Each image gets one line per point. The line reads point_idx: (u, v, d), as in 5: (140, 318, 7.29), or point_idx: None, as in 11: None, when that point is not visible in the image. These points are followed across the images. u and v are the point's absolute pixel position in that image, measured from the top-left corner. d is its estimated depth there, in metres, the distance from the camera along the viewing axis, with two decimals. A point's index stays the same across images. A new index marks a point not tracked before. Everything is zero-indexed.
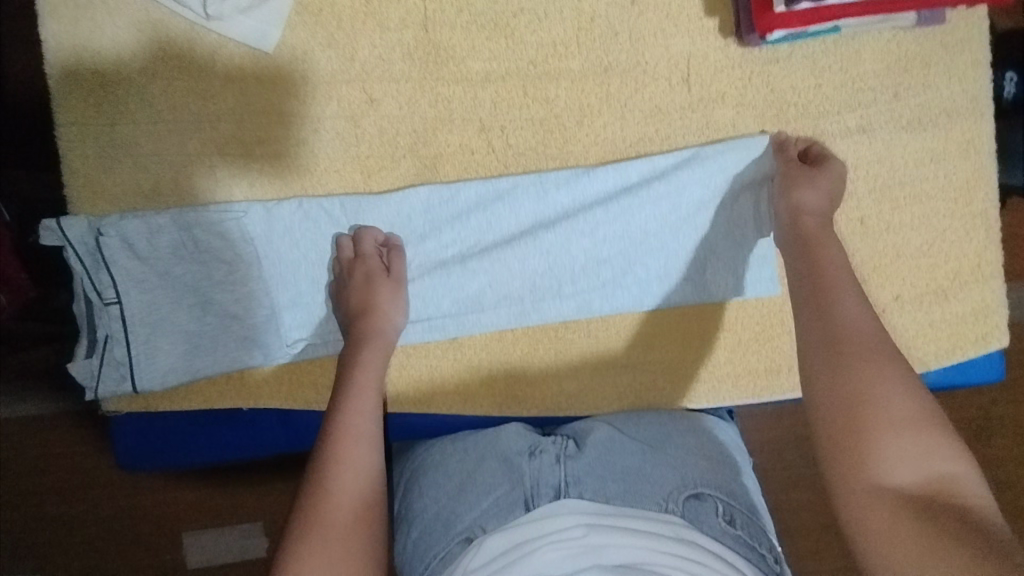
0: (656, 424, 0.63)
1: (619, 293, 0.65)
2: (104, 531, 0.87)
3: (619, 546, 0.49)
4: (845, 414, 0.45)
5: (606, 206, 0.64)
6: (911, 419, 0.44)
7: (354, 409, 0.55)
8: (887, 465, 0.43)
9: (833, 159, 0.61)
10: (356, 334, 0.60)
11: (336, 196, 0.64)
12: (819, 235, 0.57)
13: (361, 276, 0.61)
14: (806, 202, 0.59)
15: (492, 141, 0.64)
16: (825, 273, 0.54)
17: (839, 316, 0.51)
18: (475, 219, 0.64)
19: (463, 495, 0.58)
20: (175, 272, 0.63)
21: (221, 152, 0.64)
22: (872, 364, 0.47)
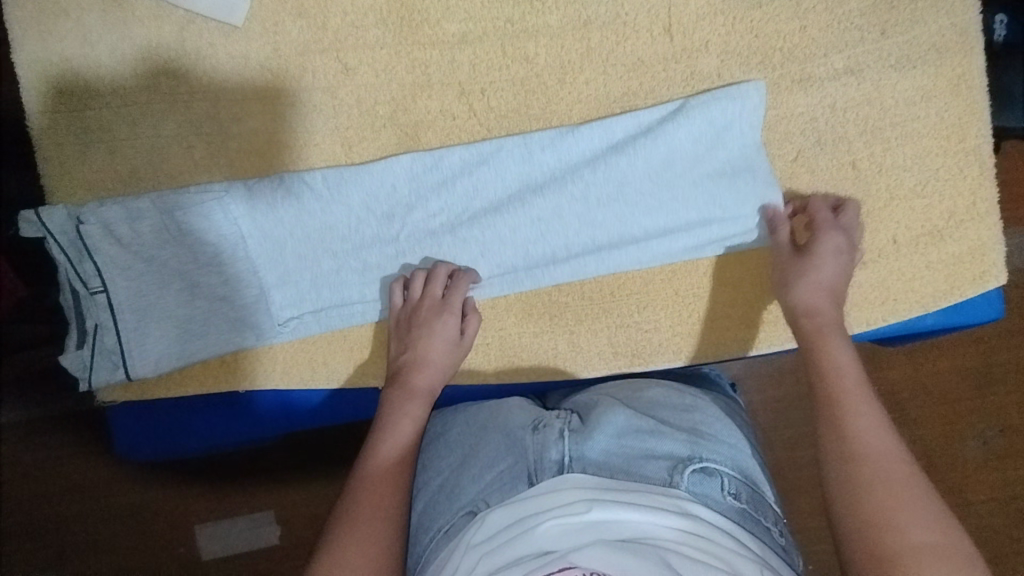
0: (660, 398, 0.63)
1: (614, 254, 0.63)
2: (114, 523, 0.88)
3: (620, 521, 0.49)
4: (870, 542, 0.47)
5: (595, 169, 0.62)
6: (936, 543, 0.46)
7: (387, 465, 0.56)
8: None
9: (824, 233, 0.60)
10: (411, 387, 0.60)
11: (317, 169, 0.63)
12: (831, 334, 0.58)
13: (438, 329, 0.61)
14: (819, 283, 0.60)
15: (473, 105, 0.63)
16: (840, 379, 0.55)
17: (857, 428, 0.52)
18: (460, 186, 0.62)
19: (467, 469, 0.60)
20: (160, 258, 0.62)
21: (198, 132, 0.63)
22: (895, 483, 0.49)
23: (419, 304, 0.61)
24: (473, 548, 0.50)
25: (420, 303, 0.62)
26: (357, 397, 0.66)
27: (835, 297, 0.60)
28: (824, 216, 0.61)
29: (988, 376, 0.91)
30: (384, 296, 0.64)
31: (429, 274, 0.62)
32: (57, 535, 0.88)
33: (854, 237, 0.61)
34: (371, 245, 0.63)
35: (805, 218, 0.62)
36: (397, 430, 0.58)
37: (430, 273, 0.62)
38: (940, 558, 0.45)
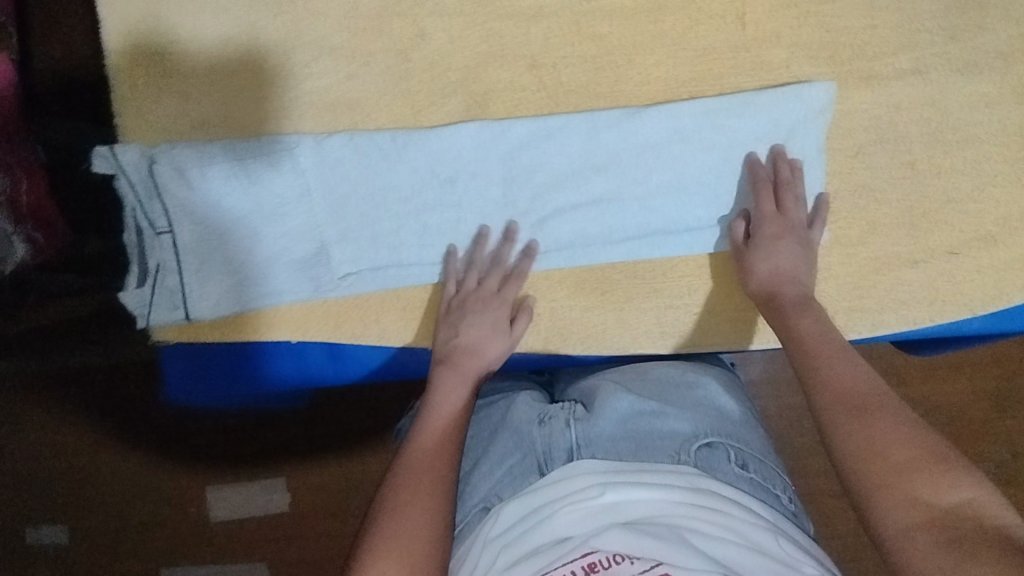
0: (664, 382, 0.64)
1: (670, 239, 0.65)
2: (141, 467, 0.96)
3: (634, 500, 0.50)
4: (862, 453, 0.48)
5: (658, 152, 0.63)
6: (921, 444, 0.47)
7: (438, 432, 0.56)
8: (913, 496, 0.45)
9: (762, 222, 0.62)
10: (458, 367, 0.61)
11: (386, 130, 0.64)
12: (796, 302, 0.60)
13: (492, 318, 0.63)
14: (782, 270, 0.61)
15: (542, 79, 0.63)
16: (809, 344, 0.57)
17: (831, 375, 0.54)
18: (523, 157, 0.64)
19: (477, 467, 0.61)
20: (223, 204, 0.63)
21: (271, 85, 0.64)
22: (876, 411, 0.50)
23: (472, 292, 0.64)
24: (491, 542, 0.51)
25: (472, 291, 0.64)
26: (405, 357, 0.67)
27: (800, 283, 0.61)
28: (766, 197, 0.62)
29: (990, 395, 0.96)
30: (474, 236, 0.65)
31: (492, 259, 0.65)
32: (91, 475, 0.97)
33: (795, 212, 0.62)
34: (432, 208, 0.65)
35: (778, 177, 0.63)
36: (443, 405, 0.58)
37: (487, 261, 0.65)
38: (927, 466, 0.46)
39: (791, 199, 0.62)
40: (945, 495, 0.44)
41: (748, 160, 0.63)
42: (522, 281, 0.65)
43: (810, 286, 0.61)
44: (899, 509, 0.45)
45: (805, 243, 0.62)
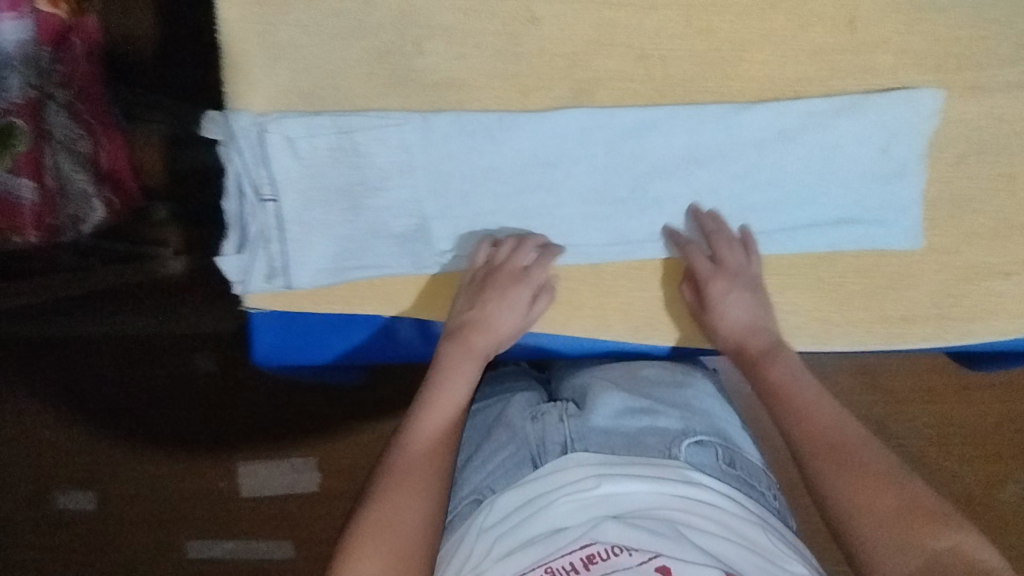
0: (655, 385, 0.67)
1: (766, 236, 0.65)
2: (193, 425, 1.05)
3: (629, 492, 0.53)
4: (846, 507, 0.52)
5: (761, 150, 0.64)
6: (898, 491, 0.52)
7: (435, 430, 0.58)
8: (906, 544, 0.49)
9: (709, 282, 0.64)
10: (468, 343, 0.63)
11: (492, 112, 0.64)
12: (765, 351, 0.63)
13: (511, 295, 0.64)
14: (731, 327, 0.64)
15: (650, 70, 0.64)
16: (785, 390, 0.60)
17: (816, 419, 0.57)
18: (626, 147, 0.64)
19: (474, 459, 0.64)
20: (328, 176, 0.64)
21: (380, 61, 0.64)
22: (867, 461, 0.54)
23: (500, 267, 0.64)
24: (486, 531, 0.53)
25: (499, 266, 0.64)
26: None
27: (756, 331, 0.64)
28: (700, 260, 0.64)
29: None
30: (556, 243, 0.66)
31: (518, 241, 0.65)
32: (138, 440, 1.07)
33: (733, 258, 0.64)
34: (530, 192, 0.65)
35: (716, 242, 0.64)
36: (439, 393, 0.60)
37: (514, 246, 0.65)
38: (912, 516, 0.50)
39: (735, 252, 0.64)
40: (933, 540, 0.49)
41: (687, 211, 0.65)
42: (549, 265, 0.65)
43: (772, 330, 0.64)
44: (892, 555, 0.49)
45: (756, 292, 0.64)
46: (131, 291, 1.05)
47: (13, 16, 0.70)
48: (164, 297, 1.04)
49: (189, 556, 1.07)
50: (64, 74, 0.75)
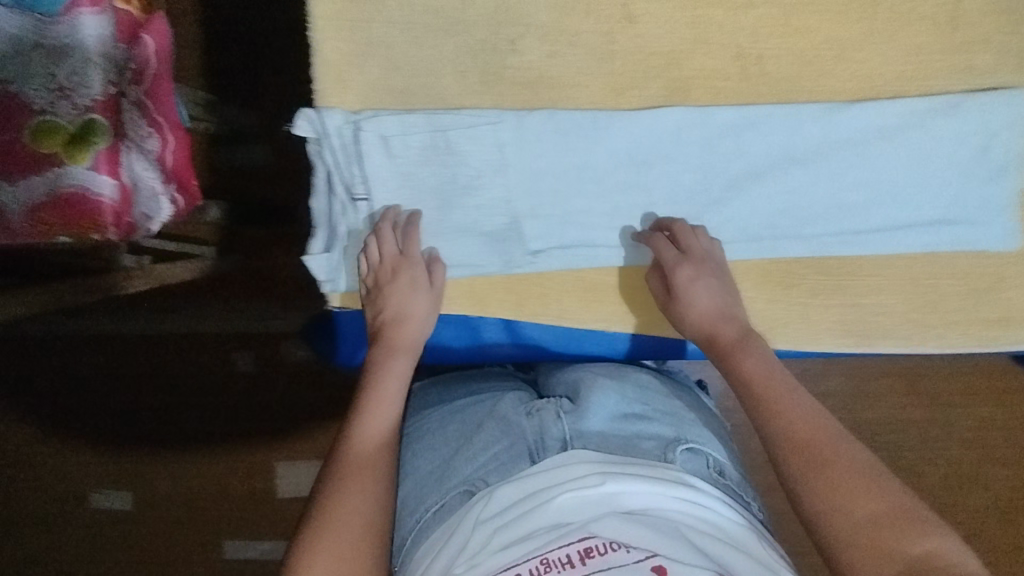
0: (648, 392, 0.65)
1: (863, 238, 0.64)
2: (248, 422, 1.05)
3: (635, 492, 0.50)
4: (828, 508, 0.48)
5: (858, 150, 0.63)
6: (882, 491, 0.48)
7: (378, 428, 0.56)
8: (885, 550, 0.45)
9: (676, 267, 0.61)
10: (390, 344, 0.61)
11: (586, 110, 0.63)
12: (734, 340, 0.59)
13: (404, 280, 0.62)
14: (702, 312, 0.60)
15: (747, 69, 0.63)
16: (753, 380, 0.56)
17: (784, 415, 0.53)
18: (722, 147, 0.64)
19: (460, 451, 0.60)
20: (419, 174, 0.64)
21: (473, 58, 0.63)
22: (837, 461, 0.50)
23: (382, 263, 0.63)
24: (483, 522, 0.50)
25: (381, 262, 0.63)
26: (582, 340, 0.70)
27: (728, 317, 0.61)
28: (666, 249, 0.62)
29: None
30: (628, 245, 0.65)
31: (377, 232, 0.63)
32: (172, 439, 1.06)
33: (699, 246, 0.62)
34: (623, 191, 0.65)
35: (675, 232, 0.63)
36: (369, 390, 0.58)
37: (380, 235, 0.63)
38: (895, 519, 0.46)
39: (692, 241, 0.62)
40: (912, 544, 0.45)
41: (669, 225, 0.63)
42: (418, 238, 0.63)
43: (739, 315, 0.61)
44: (869, 561, 0.45)
45: (721, 276, 0.62)
46: (164, 292, 1.06)
47: (95, 11, 0.69)
48: (200, 296, 1.06)
49: (228, 557, 1.05)
50: (135, 71, 0.72)
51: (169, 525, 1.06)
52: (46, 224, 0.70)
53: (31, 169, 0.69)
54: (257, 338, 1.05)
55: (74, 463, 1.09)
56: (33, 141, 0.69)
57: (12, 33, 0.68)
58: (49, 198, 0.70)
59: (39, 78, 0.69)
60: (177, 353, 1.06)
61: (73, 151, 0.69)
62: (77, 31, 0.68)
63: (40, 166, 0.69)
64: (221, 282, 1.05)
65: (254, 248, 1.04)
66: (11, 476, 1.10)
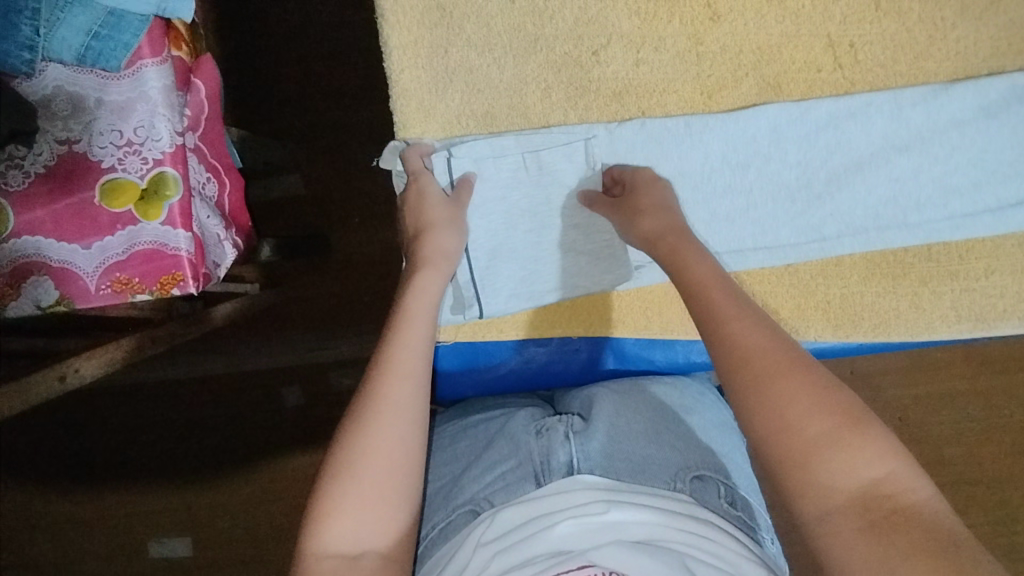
0: (656, 407, 0.61)
1: (970, 221, 0.63)
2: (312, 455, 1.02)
3: (640, 522, 0.47)
4: (774, 424, 0.42)
5: (960, 129, 0.61)
6: (832, 408, 0.42)
7: (409, 346, 0.50)
8: (824, 474, 0.40)
9: (642, 169, 0.59)
10: (425, 259, 0.55)
11: (677, 116, 0.62)
12: (674, 241, 0.53)
13: (412, 191, 0.58)
14: (645, 204, 0.56)
15: (839, 58, 0.61)
16: (704, 284, 0.49)
17: (734, 321, 0.46)
18: (822, 140, 0.62)
19: (467, 471, 0.58)
20: (512, 198, 0.62)
21: (556, 73, 0.61)
22: (785, 374, 0.43)
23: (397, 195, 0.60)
24: (484, 545, 0.48)
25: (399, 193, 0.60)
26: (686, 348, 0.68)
27: (674, 209, 0.56)
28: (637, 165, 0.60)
29: None
30: (733, 251, 0.63)
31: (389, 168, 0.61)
32: (233, 478, 1.04)
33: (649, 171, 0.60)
34: (721, 195, 0.63)
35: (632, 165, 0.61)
36: (401, 309, 0.52)
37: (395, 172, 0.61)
38: (844, 435, 0.41)
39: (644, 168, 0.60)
40: (859, 468, 0.40)
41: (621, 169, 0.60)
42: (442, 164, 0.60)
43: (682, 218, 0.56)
44: (804, 485, 0.40)
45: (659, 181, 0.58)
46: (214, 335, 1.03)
47: (157, 61, 0.66)
48: (247, 334, 1.03)
49: None
50: (191, 117, 0.72)
51: (238, 567, 1.03)
52: (125, 281, 0.66)
53: (105, 229, 0.65)
54: (317, 372, 1.02)
55: (133, 515, 1.05)
56: (105, 201, 0.65)
57: (76, 92, 0.65)
58: (127, 257, 0.66)
59: (106, 136, 0.66)
60: (238, 393, 1.04)
61: (146, 207, 0.65)
62: (141, 84, 0.66)
63: (114, 224, 0.65)
64: (274, 318, 1.02)
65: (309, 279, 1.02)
66: (69, 535, 1.05)
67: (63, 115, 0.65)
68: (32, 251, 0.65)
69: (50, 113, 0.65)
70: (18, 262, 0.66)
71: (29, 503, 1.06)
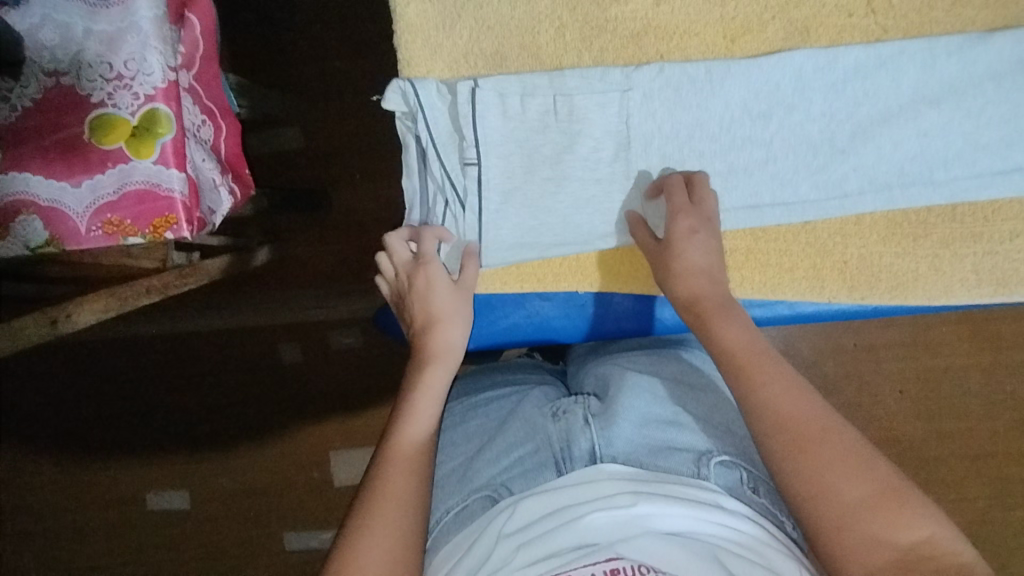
0: (675, 388, 0.60)
1: (999, 182, 0.60)
2: (310, 410, 1.02)
3: (668, 514, 0.46)
4: (811, 493, 0.44)
5: (997, 82, 0.58)
6: (871, 478, 0.44)
7: (413, 448, 0.51)
8: (869, 535, 0.42)
9: (676, 216, 0.55)
10: (427, 356, 0.56)
11: (698, 61, 0.58)
12: (712, 304, 0.53)
13: (421, 281, 0.57)
14: (682, 267, 0.55)
15: (872, 2, 0.57)
16: (734, 353, 0.50)
17: (766, 388, 0.48)
18: (851, 91, 0.59)
19: (481, 454, 0.57)
20: (536, 142, 0.60)
21: (572, 11, 0.58)
22: (823, 438, 0.45)
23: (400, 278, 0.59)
24: (506, 537, 0.47)
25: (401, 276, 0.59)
26: None
27: (713, 277, 0.55)
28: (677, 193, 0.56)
29: None
30: (748, 206, 0.61)
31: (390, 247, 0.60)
32: (231, 433, 1.03)
33: (707, 202, 0.56)
34: (740, 147, 0.60)
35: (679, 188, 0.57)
36: (407, 404, 0.53)
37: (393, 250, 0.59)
38: (880, 501, 0.43)
39: (689, 205, 0.56)
40: (900, 532, 0.42)
41: (691, 176, 0.57)
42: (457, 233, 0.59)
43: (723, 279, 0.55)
44: (852, 545, 0.42)
45: (707, 228, 0.55)
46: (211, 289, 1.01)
47: None
48: (243, 288, 1.01)
49: (286, 548, 1.04)
50: (186, 56, 0.68)
51: (236, 517, 1.04)
52: (116, 223, 0.63)
53: (96, 167, 0.62)
54: (315, 328, 1.00)
55: (132, 464, 1.05)
56: (94, 137, 0.62)
57: (63, 21, 0.62)
58: (119, 198, 0.63)
59: (96, 68, 0.62)
60: (234, 350, 1.02)
61: (138, 144, 0.62)
62: (132, 14, 0.63)
63: (105, 162, 0.62)
64: (272, 274, 1.00)
65: (310, 235, 0.99)
66: (70, 481, 1.06)
67: (51, 45, 0.62)
68: (21, 189, 0.62)
69: (37, 44, 0.62)
70: (5, 201, 0.63)
71: (29, 450, 1.06)
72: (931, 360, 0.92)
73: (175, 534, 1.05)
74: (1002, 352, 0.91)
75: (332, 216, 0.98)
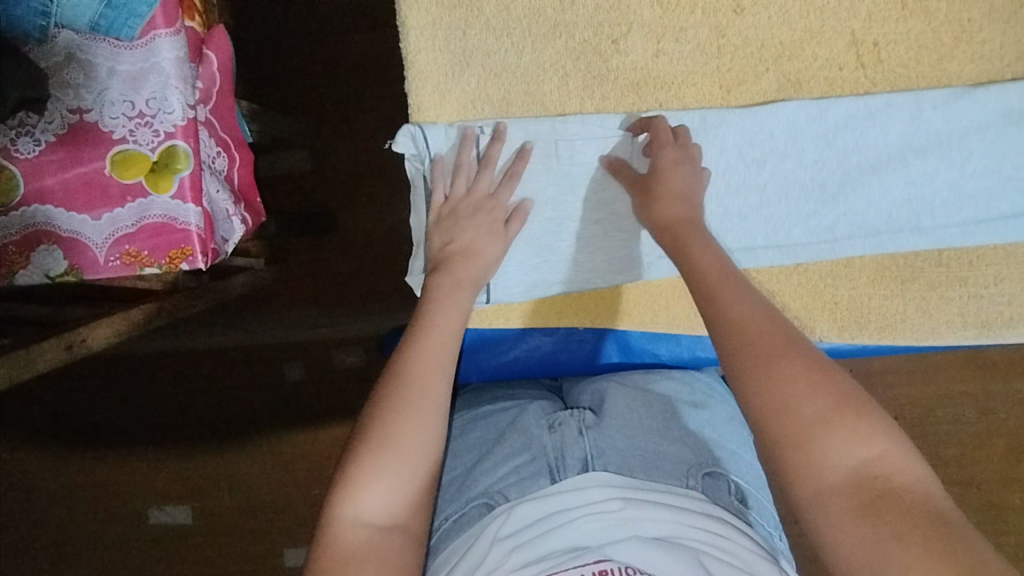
0: (668, 404, 0.62)
1: (981, 228, 0.62)
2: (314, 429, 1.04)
3: (654, 518, 0.49)
4: (771, 406, 0.45)
5: (980, 134, 0.61)
6: (829, 397, 0.44)
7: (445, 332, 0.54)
8: (820, 456, 0.43)
9: (663, 148, 0.58)
10: (453, 272, 0.57)
11: (695, 110, 0.61)
12: (683, 225, 0.56)
13: (486, 218, 0.59)
14: (667, 192, 0.57)
15: (862, 57, 0.60)
16: (707, 274, 0.52)
17: (728, 308, 0.49)
18: (841, 140, 0.61)
19: (480, 464, 0.59)
20: (539, 183, 0.62)
21: (574, 60, 0.61)
22: (783, 356, 0.46)
23: (463, 198, 0.60)
24: (500, 541, 0.49)
25: (463, 197, 0.60)
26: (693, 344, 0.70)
27: (695, 202, 0.57)
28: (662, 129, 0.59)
29: None
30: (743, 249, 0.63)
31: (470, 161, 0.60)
32: (235, 451, 1.05)
33: (690, 142, 0.59)
34: (736, 191, 0.62)
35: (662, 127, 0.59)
36: (437, 296, 0.55)
37: (465, 165, 0.60)
38: (828, 421, 0.44)
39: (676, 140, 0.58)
40: (856, 449, 0.43)
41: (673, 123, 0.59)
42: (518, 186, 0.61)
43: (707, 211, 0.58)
44: (802, 464, 0.43)
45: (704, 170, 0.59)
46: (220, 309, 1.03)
47: (170, 33, 0.65)
48: (252, 308, 1.03)
49: (287, 565, 1.05)
50: (203, 90, 0.71)
51: (239, 535, 1.06)
52: (134, 255, 0.65)
53: (117, 200, 0.65)
54: (321, 348, 1.03)
55: (138, 481, 1.07)
56: (115, 171, 0.65)
57: (88, 59, 0.65)
58: (136, 230, 0.65)
59: (118, 106, 0.65)
60: (242, 369, 1.04)
61: (157, 178, 0.65)
62: (154, 55, 0.65)
63: (125, 196, 0.65)
64: (280, 295, 1.02)
65: (319, 258, 1.01)
66: (75, 498, 1.07)
67: (75, 82, 0.64)
68: (42, 219, 0.65)
69: (61, 80, 0.64)
70: (26, 231, 0.65)
71: (36, 466, 1.08)
72: (924, 391, 0.94)
73: (178, 550, 1.06)
74: (992, 384, 0.93)
75: (339, 241, 1.01)
